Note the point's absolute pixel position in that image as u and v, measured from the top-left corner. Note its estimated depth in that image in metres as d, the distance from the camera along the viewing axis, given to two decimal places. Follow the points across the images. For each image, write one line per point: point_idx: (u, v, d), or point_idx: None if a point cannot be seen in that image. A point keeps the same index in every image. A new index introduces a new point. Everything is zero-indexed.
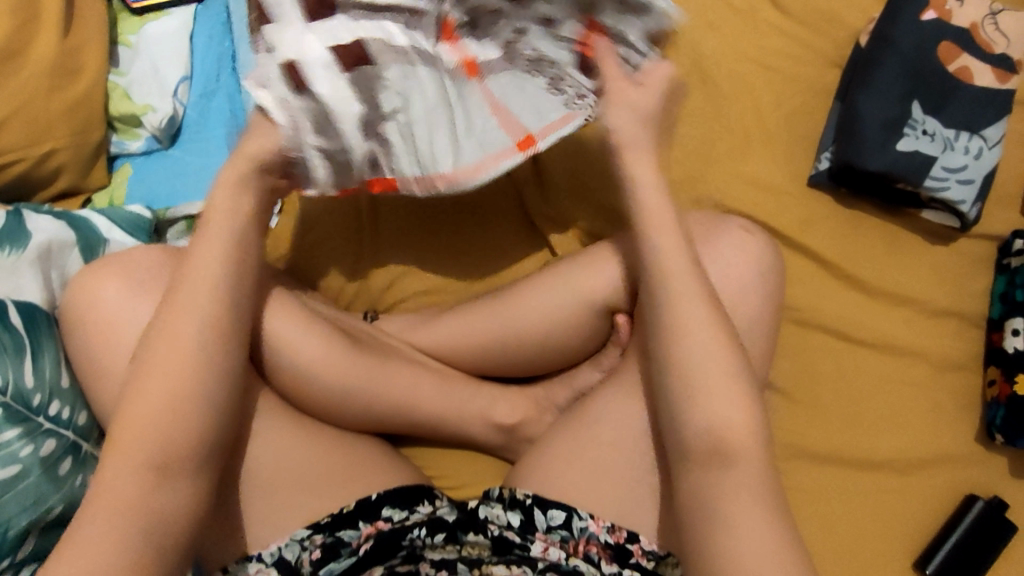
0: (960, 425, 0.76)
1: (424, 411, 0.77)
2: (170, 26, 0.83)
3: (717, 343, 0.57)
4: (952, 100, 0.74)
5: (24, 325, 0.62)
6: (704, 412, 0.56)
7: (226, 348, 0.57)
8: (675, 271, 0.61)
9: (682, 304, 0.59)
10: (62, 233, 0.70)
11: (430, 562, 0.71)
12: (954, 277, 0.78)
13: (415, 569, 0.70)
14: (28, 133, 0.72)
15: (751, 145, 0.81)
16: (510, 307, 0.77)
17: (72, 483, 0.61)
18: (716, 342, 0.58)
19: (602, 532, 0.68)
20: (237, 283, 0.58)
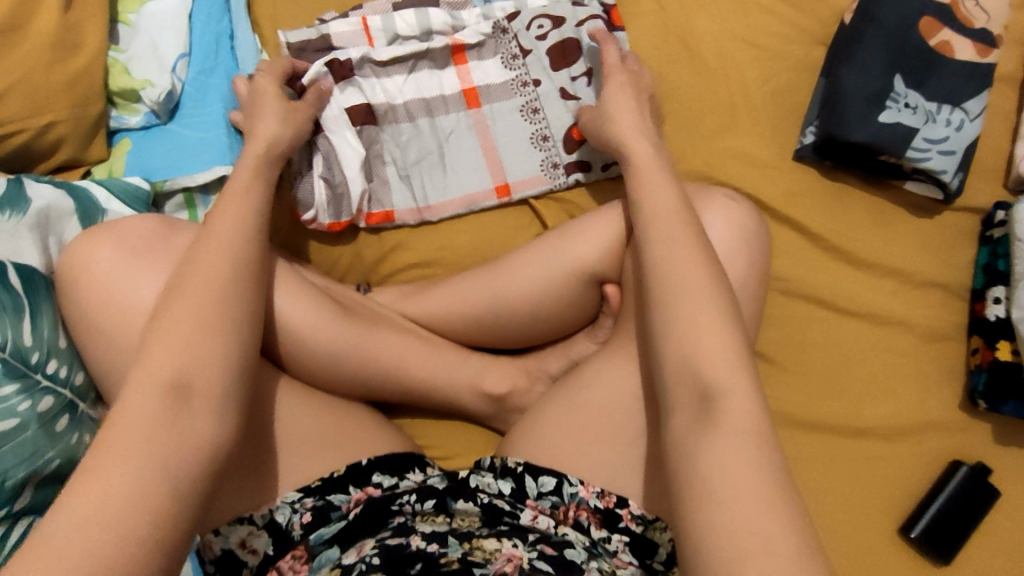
0: (944, 393, 0.77)
1: (416, 380, 0.78)
2: (168, 5, 0.85)
3: (704, 300, 0.56)
4: (934, 74, 0.76)
5: (23, 287, 0.63)
6: (693, 361, 0.54)
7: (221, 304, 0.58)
8: (663, 233, 0.61)
9: (675, 259, 0.59)
10: (62, 201, 0.72)
11: (420, 535, 0.66)
12: (937, 249, 0.79)
13: (405, 540, 0.66)
14: (30, 105, 0.74)
15: (738, 121, 0.82)
16: (500, 277, 0.78)
17: (69, 439, 0.63)
18: (711, 298, 0.56)
19: (592, 497, 0.69)
20: (232, 242, 0.60)
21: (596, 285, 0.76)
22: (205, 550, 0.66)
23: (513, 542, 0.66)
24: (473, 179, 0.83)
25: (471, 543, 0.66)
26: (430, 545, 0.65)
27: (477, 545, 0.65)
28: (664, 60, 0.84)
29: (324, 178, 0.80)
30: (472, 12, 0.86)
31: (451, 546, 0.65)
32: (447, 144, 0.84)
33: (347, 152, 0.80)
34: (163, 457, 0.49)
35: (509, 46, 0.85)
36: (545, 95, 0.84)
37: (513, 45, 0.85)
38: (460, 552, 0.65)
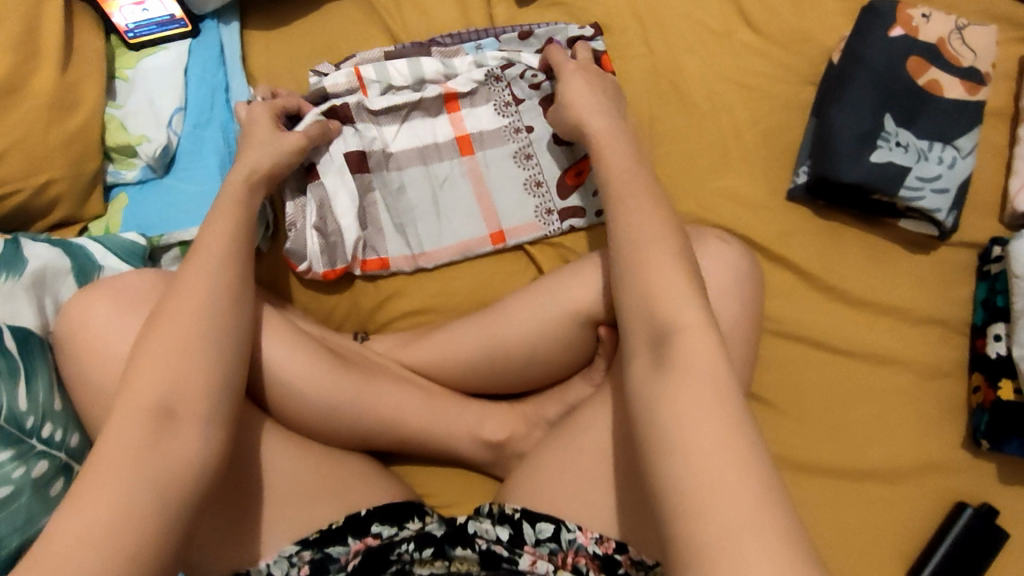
0: (948, 431, 0.76)
1: (413, 429, 0.78)
2: (166, 62, 0.86)
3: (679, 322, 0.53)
4: (923, 113, 0.76)
5: (19, 350, 0.64)
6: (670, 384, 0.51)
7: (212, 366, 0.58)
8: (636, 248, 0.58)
9: (654, 279, 0.56)
10: (58, 259, 0.72)
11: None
12: (934, 285, 0.79)
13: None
14: (27, 166, 0.75)
15: (730, 162, 0.83)
16: (495, 324, 0.78)
17: (64, 503, 0.62)
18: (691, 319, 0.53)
19: (590, 543, 0.68)
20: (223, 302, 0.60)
21: (592, 328, 0.76)
22: None
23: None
24: (466, 227, 0.84)
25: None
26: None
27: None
28: (654, 102, 0.85)
29: (317, 227, 0.80)
30: (464, 60, 0.85)
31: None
32: (441, 192, 0.84)
33: (342, 201, 0.81)
34: (152, 528, 0.49)
35: (502, 94, 0.85)
36: (538, 141, 0.84)
37: (506, 93, 0.85)
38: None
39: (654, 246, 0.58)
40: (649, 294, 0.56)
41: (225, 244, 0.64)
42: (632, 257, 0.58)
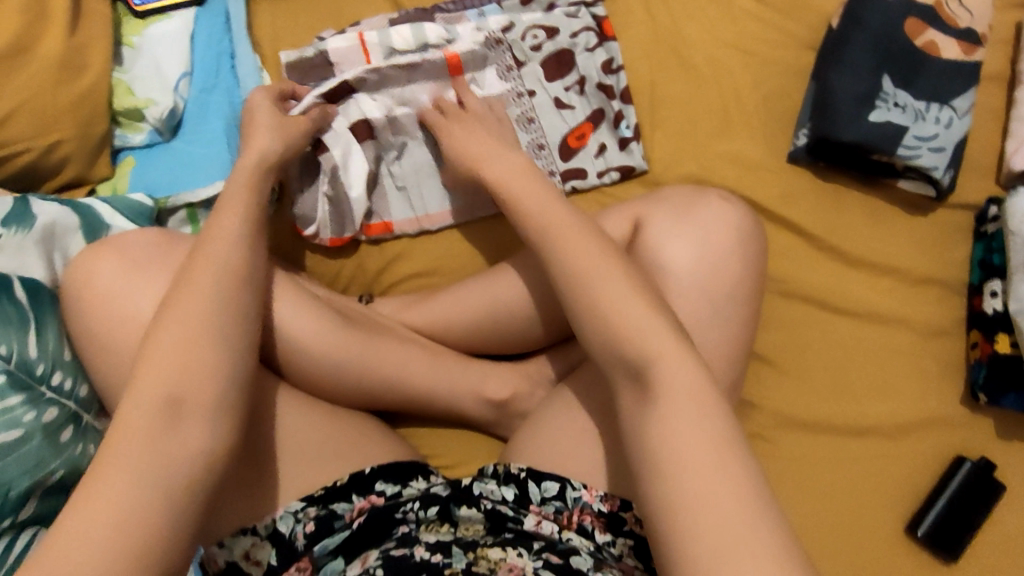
0: (946, 389, 0.77)
1: (418, 387, 0.79)
2: (172, 27, 0.87)
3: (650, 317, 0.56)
4: (921, 73, 0.77)
5: (28, 300, 0.65)
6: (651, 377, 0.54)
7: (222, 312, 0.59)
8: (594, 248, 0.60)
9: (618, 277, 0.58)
10: (67, 217, 0.73)
11: (424, 545, 0.66)
12: (932, 246, 0.80)
13: (408, 551, 0.65)
14: (36, 126, 0.76)
15: (731, 126, 0.84)
16: (499, 283, 0.79)
17: (73, 450, 0.63)
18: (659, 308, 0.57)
19: (595, 501, 0.69)
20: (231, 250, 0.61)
21: None
22: (211, 562, 0.66)
23: (517, 551, 0.66)
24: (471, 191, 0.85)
25: (475, 553, 0.65)
26: (434, 557, 0.65)
27: (481, 555, 0.65)
28: (656, 68, 0.86)
29: (328, 195, 0.81)
30: (465, 26, 0.85)
31: (456, 556, 0.65)
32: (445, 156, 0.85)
33: (354, 169, 0.81)
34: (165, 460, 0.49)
35: (503, 57, 0.84)
36: (540, 105, 0.84)
37: (507, 57, 0.84)
38: (465, 562, 0.64)
39: (602, 251, 0.60)
40: (612, 291, 0.58)
41: (232, 197, 0.65)
42: (583, 256, 0.60)
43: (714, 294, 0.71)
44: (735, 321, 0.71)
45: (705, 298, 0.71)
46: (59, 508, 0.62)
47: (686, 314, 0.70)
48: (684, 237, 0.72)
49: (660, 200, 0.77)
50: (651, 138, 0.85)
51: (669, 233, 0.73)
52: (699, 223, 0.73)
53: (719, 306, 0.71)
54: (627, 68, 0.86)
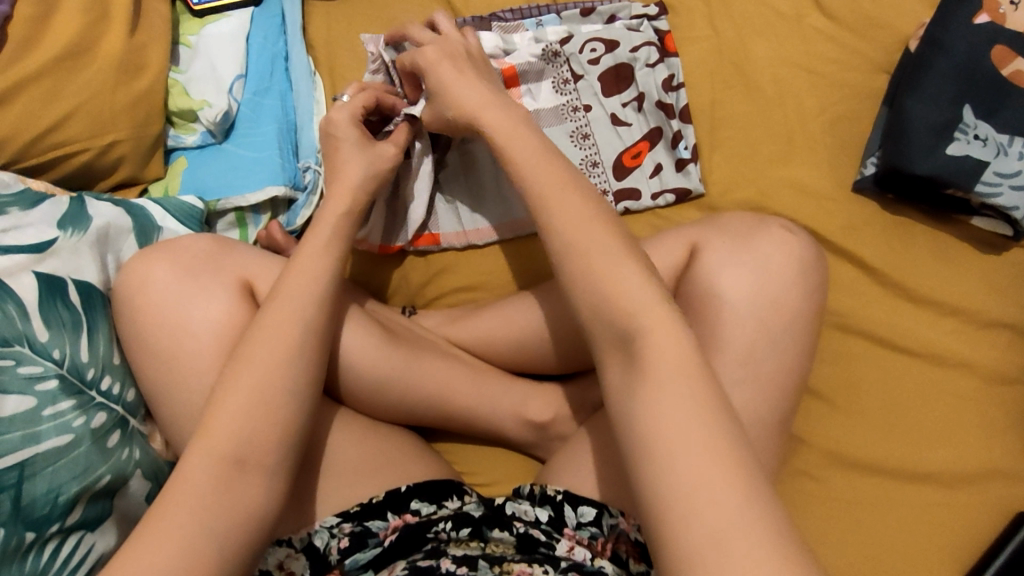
0: (1012, 440, 0.73)
1: (459, 405, 0.78)
2: (228, 28, 0.87)
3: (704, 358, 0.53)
4: (1006, 105, 0.72)
5: (81, 303, 0.65)
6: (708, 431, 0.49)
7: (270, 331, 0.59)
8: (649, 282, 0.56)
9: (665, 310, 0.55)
10: (121, 219, 0.73)
11: (451, 557, 0.65)
12: (1006, 287, 0.76)
13: (436, 562, 0.65)
14: (94, 125, 0.76)
15: (793, 150, 0.80)
16: (547, 305, 0.77)
17: (119, 455, 0.64)
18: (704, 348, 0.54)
19: (632, 531, 0.67)
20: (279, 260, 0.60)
21: None
22: None
23: (543, 568, 0.65)
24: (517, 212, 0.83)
25: (501, 567, 0.65)
26: (459, 570, 0.64)
27: (507, 569, 0.64)
28: (717, 86, 0.83)
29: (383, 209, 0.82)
30: (524, 36, 0.83)
31: (481, 568, 0.64)
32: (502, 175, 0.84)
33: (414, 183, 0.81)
34: None
35: (560, 71, 0.82)
36: (596, 121, 0.82)
37: (565, 70, 0.82)
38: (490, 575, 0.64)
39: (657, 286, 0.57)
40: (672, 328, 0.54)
41: None
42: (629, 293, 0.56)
43: (769, 329, 0.68)
44: (789, 359, 0.69)
45: (759, 333, 0.68)
46: (103, 513, 0.62)
47: (738, 349, 0.68)
48: (742, 267, 0.69)
49: (719, 226, 0.75)
50: (709, 159, 0.82)
51: (723, 263, 0.70)
52: (758, 254, 0.70)
53: (773, 343, 0.68)
54: (687, 85, 0.83)
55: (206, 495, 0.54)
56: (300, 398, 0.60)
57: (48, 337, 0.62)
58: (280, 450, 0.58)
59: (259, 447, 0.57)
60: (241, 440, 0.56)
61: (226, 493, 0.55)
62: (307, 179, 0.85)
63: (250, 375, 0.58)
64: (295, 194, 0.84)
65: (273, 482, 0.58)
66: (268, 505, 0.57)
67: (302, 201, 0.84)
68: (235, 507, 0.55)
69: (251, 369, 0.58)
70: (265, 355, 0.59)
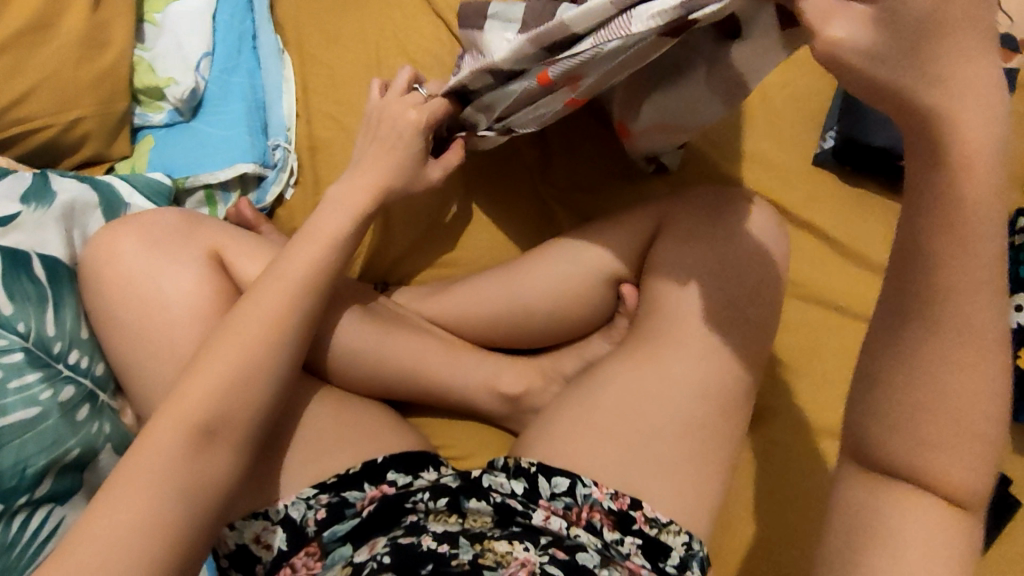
0: None
1: (431, 379, 0.79)
2: (194, 5, 0.86)
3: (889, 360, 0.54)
4: None
5: (47, 277, 0.65)
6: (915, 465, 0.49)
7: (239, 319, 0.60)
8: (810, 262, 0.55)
9: None
10: (86, 194, 0.73)
11: (432, 535, 0.66)
12: None
13: (416, 539, 0.66)
14: (58, 100, 0.75)
15: (757, 125, 0.82)
16: (516, 280, 0.78)
17: (89, 428, 0.63)
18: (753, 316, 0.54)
19: (605, 499, 0.68)
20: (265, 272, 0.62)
21: (615, 285, 0.78)
22: (222, 544, 0.68)
23: (524, 545, 0.66)
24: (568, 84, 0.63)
25: (482, 545, 0.65)
26: (440, 546, 0.65)
27: (488, 547, 0.65)
28: None
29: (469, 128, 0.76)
30: None
31: (462, 546, 0.65)
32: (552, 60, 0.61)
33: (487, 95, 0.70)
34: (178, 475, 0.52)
35: None
36: None
37: None
38: (471, 553, 0.64)
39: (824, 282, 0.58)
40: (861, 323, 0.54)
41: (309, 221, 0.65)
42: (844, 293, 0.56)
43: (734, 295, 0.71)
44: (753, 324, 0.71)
45: (724, 299, 0.71)
46: (74, 486, 0.62)
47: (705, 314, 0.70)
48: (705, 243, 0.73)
49: (684, 200, 0.77)
50: None
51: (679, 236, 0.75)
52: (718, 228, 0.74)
53: (738, 308, 0.71)
54: None
55: (176, 461, 0.54)
56: (279, 369, 0.60)
57: (13, 310, 0.61)
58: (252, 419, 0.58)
59: (234, 414, 0.57)
60: (218, 405, 0.56)
61: (196, 458, 0.55)
62: (276, 157, 0.84)
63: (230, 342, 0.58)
64: (265, 172, 0.84)
65: (246, 448, 0.58)
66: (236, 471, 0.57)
67: (272, 178, 0.84)
68: (208, 469, 0.55)
69: (230, 339, 0.59)
70: (245, 327, 0.59)
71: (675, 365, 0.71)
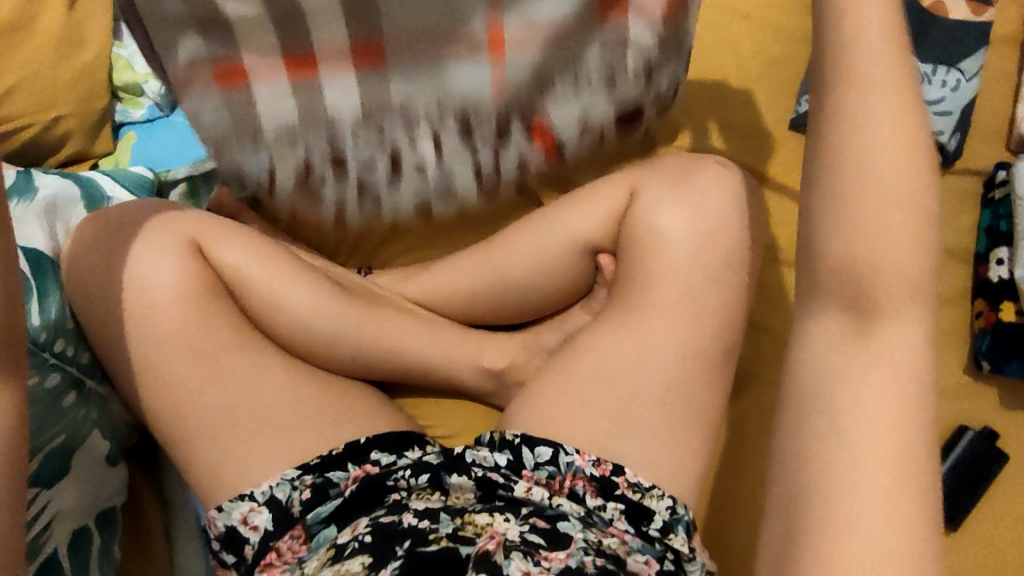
0: (950, 358, 0.76)
1: (412, 356, 0.79)
2: None
3: None
4: (928, 34, 0.75)
5: (31, 270, 0.67)
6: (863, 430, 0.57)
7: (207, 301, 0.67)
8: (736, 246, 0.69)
9: None
10: (68, 188, 0.73)
11: (413, 512, 0.67)
12: (939, 212, 0.78)
13: (397, 517, 0.67)
14: (36, 100, 0.76)
15: (730, 91, 0.82)
16: (490, 255, 0.79)
17: (75, 413, 0.66)
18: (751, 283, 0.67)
19: (587, 466, 0.69)
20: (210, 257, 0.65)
21: (591, 255, 0.77)
22: (212, 527, 0.69)
23: (504, 517, 0.68)
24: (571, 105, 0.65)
25: (462, 518, 0.67)
26: (422, 522, 0.66)
27: (468, 520, 0.67)
28: None
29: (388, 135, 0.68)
30: None
31: (443, 521, 0.67)
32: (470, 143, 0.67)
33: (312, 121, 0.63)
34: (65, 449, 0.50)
35: None
36: None
37: None
38: (452, 527, 0.66)
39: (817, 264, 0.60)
40: None
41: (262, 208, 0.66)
42: None
43: (708, 259, 0.71)
44: (729, 289, 0.71)
45: (700, 265, 0.71)
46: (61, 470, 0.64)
47: (680, 280, 0.71)
48: (681, 206, 0.72)
49: (658, 167, 0.76)
50: None
51: (662, 200, 0.73)
52: (694, 190, 0.73)
53: (712, 274, 0.71)
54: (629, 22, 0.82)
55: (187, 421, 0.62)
56: None
57: None
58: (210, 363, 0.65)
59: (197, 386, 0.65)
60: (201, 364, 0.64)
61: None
62: None
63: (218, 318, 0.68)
64: None
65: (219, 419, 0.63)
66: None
67: None
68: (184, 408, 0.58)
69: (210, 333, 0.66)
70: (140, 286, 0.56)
71: (653, 331, 0.71)
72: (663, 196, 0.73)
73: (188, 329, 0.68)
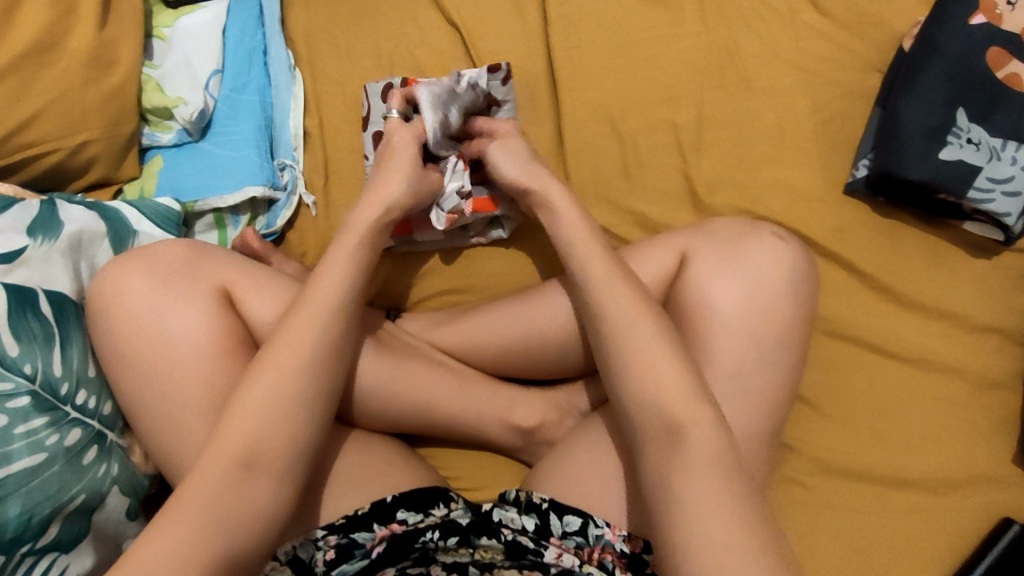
0: (997, 445, 0.73)
1: (444, 412, 0.77)
2: (203, 20, 0.84)
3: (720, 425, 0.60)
4: (1001, 107, 0.72)
5: (54, 316, 0.63)
6: None
7: (235, 352, 0.64)
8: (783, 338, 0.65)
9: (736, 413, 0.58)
10: (94, 224, 0.71)
11: (442, 565, 0.67)
12: (994, 292, 0.75)
13: (425, 571, 0.67)
14: (64, 125, 0.73)
15: (784, 150, 0.79)
16: (532, 310, 0.76)
17: (95, 472, 0.62)
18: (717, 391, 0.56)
19: (618, 540, 0.64)
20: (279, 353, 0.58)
21: None
22: None
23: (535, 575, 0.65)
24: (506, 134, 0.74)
25: None
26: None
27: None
28: (705, 87, 0.81)
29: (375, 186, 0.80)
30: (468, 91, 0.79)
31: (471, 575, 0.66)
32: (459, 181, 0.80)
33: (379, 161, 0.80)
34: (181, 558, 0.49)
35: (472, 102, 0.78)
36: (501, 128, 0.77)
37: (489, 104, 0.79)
38: None
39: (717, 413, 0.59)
40: None
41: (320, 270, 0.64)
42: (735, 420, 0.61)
43: (760, 337, 0.65)
44: (789, 368, 0.66)
45: (753, 342, 0.65)
46: (81, 534, 0.61)
47: (729, 360, 0.65)
48: (732, 276, 0.66)
49: (710, 231, 0.71)
50: (698, 162, 0.80)
51: (714, 270, 0.67)
52: (747, 262, 0.67)
53: (765, 352, 0.65)
54: (698, 180, 0.79)
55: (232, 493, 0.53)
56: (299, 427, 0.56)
57: (18, 351, 0.59)
58: (278, 425, 0.56)
59: (292, 448, 0.56)
60: (277, 423, 0.56)
61: (240, 485, 0.53)
62: (285, 179, 0.83)
63: (322, 324, 0.59)
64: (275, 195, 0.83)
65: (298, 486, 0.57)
66: (282, 504, 0.55)
67: (282, 202, 0.83)
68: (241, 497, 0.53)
69: (267, 371, 0.57)
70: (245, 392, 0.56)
71: None
72: (700, 258, 0.67)
73: (209, 375, 0.62)
